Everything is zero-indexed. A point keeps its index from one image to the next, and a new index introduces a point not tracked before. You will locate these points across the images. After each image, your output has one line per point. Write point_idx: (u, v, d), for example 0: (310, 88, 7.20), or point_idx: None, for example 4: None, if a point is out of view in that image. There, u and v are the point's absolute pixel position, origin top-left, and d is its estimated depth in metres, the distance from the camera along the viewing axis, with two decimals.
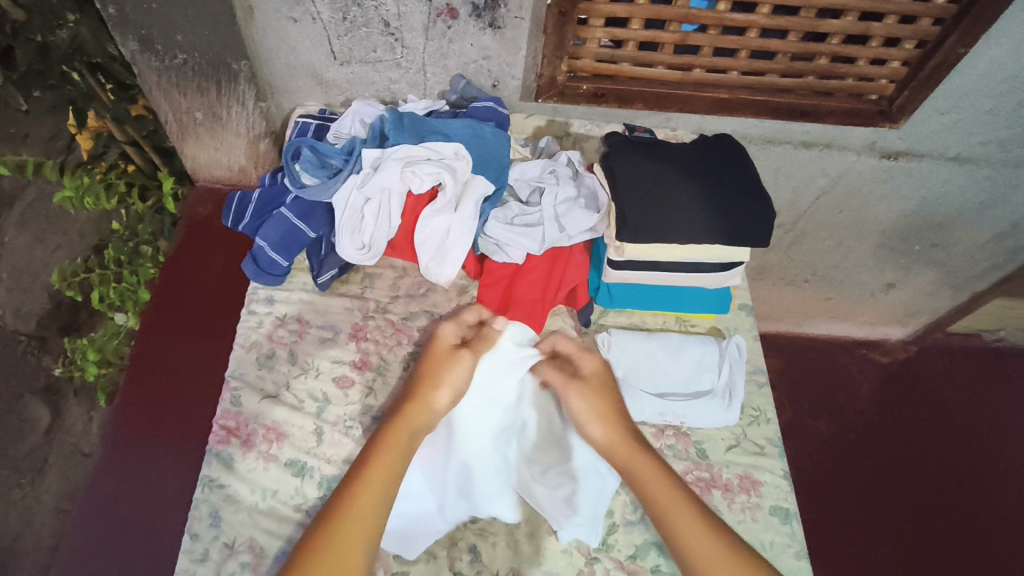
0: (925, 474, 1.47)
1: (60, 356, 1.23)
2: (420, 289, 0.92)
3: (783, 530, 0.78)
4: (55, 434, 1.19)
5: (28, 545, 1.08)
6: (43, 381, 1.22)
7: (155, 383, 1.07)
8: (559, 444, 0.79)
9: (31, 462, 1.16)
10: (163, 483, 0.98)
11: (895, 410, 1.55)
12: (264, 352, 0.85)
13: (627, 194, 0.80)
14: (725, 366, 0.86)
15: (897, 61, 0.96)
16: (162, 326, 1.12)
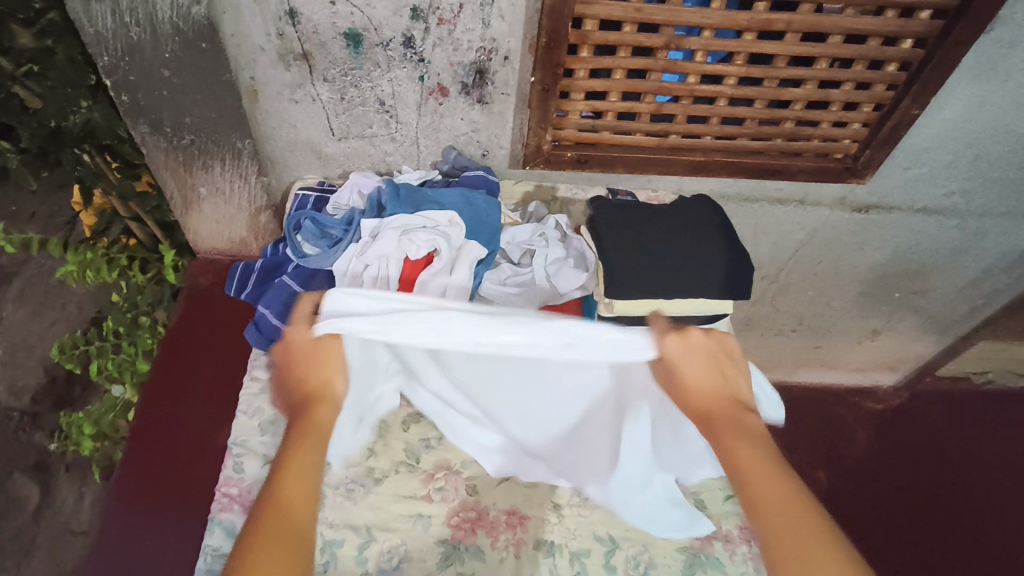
0: (930, 523, 1.46)
1: (54, 431, 1.22)
2: None
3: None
4: (44, 512, 1.18)
5: None
6: (34, 458, 1.21)
7: (154, 437, 1.09)
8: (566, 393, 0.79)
9: (19, 543, 1.14)
10: (162, 555, 0.97)
11: (890, 458, 1.56)
12: (267, 419, 0.87)
13: (614, 254, 0.84)
14: None
15: (858, 123, 1.03)
16: (163, 382, 1.15)
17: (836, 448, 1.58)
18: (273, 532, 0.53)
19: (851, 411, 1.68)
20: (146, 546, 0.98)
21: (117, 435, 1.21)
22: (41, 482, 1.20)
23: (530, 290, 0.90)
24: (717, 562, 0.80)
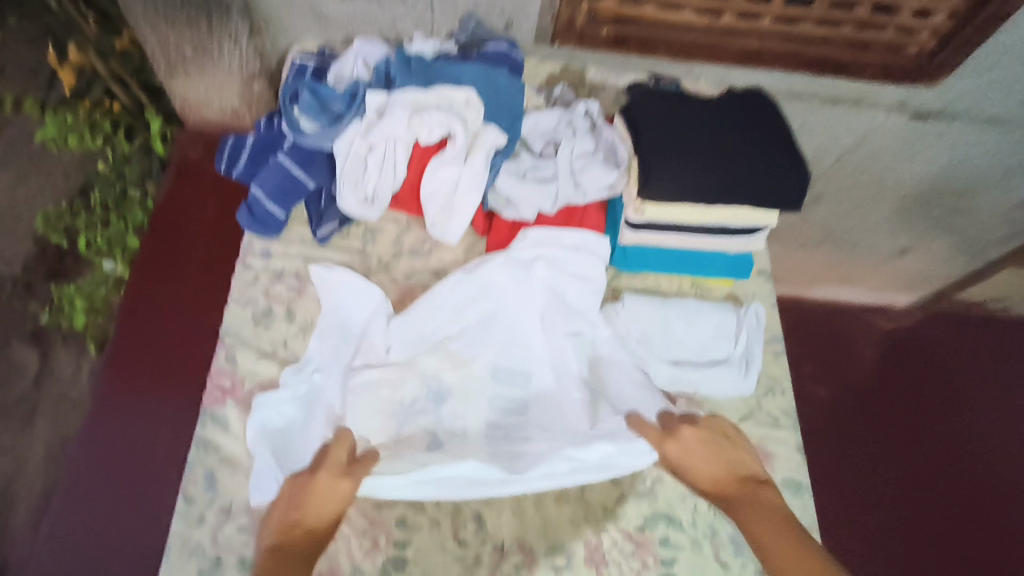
0: (923, 450, 1.45)
1: (48, 302, 1.15)
2: (425, 246, 0.86)
3: (796, 504, 0.77)
4: (43, 383, 1.11)
5: (21, 494, 1.03)
6: (32, 327, 1.14)
7: (151, 309, 1.00)
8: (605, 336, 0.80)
9: (21, 409, 1.09)
10: (160, 426, 0.90)
11: (893, 383, 1.52)
12: (261, 309, 0.81)
13: (654, 146, 0.72)
14: (743, 334, 0.82)
15: (941, 15, 0.91)
16: (160, 250, 1.05)
17: (843, 367, 1.54)
18: None
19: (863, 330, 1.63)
20: (141, 418, 0.91)
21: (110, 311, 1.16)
22: (40, 351, 1.13)
23: (551, 185, 0.79)
24: None
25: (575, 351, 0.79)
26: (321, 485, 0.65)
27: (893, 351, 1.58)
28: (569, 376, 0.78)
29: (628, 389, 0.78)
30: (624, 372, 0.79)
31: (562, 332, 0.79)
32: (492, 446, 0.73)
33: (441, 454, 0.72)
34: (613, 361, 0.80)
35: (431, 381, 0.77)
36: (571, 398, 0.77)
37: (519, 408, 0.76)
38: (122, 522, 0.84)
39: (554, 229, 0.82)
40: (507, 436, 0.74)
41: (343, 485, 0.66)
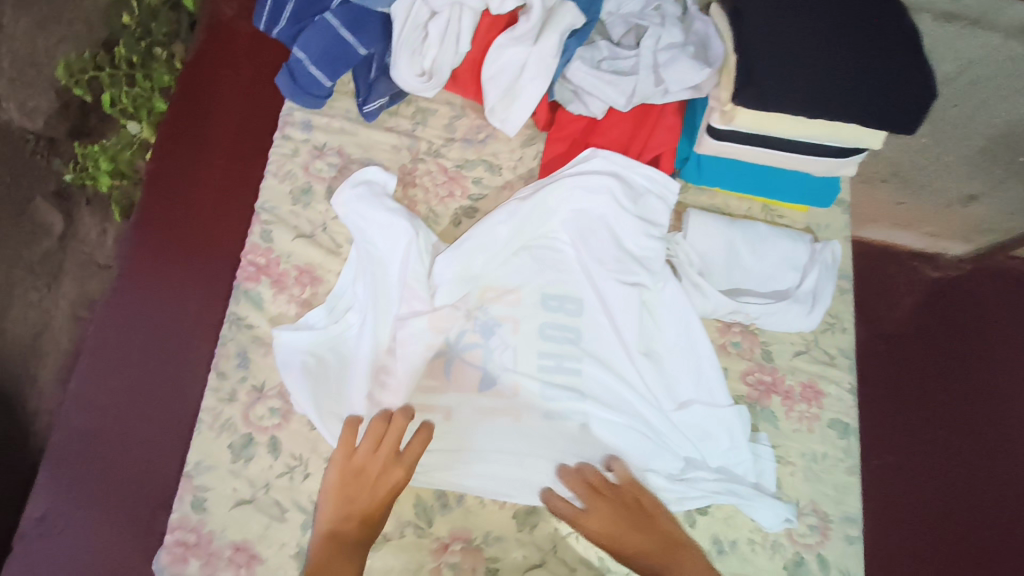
0: (997, 451, 1.15)
1: (72, 160, 1.10)
2: (479, 134, 0.79)
3: (838, 445, 0.74)
4: (68, 242, 1.08)
5: (49, 345, 1.03)
6: (54, 185, 1.10)
7: (172, 196, 0.93)
8: (671, 308, 0.73)
9: (46, 266, 1.07)
10: (184, 329, 0.87)
11: (955, 373, 1.19)
12: (299, 186, 0.75)
13: (758, 47, 0.63)
14: (813, 271, 0.75)
15: None
16: (184, 130, 0.96)
17: (912, 374, 1.18)
18: None
19: (941, 301, 1.23)
20: (162, 314, 0.87)
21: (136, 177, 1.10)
22: (64, 211, 1.09)
23: (628, 78, 0.70)
24: (770, 416, 0.74)
25: (637, 304, 0.72)
26: (370, 474, 0.62)
27: (955, 321, 1.22)
28: (630, 326, 0.72)
29: (679, 366, 0.72)
30: (686, 338, 0.72)
31: (616, 279, 0.72)
32: (538, 417, 0.69)
33: (493, 398, 0.69)
34: (668, 324, 0.73)
35: (477, 315, 0.71)
36: (626, 362, 0.71)
37: (575, 344, 0.71)
38: (139, 428, 0.82)
39: (623, 157, 0.74)
40: (556, 392, 0.69)
41: (394, 474, 0.62)
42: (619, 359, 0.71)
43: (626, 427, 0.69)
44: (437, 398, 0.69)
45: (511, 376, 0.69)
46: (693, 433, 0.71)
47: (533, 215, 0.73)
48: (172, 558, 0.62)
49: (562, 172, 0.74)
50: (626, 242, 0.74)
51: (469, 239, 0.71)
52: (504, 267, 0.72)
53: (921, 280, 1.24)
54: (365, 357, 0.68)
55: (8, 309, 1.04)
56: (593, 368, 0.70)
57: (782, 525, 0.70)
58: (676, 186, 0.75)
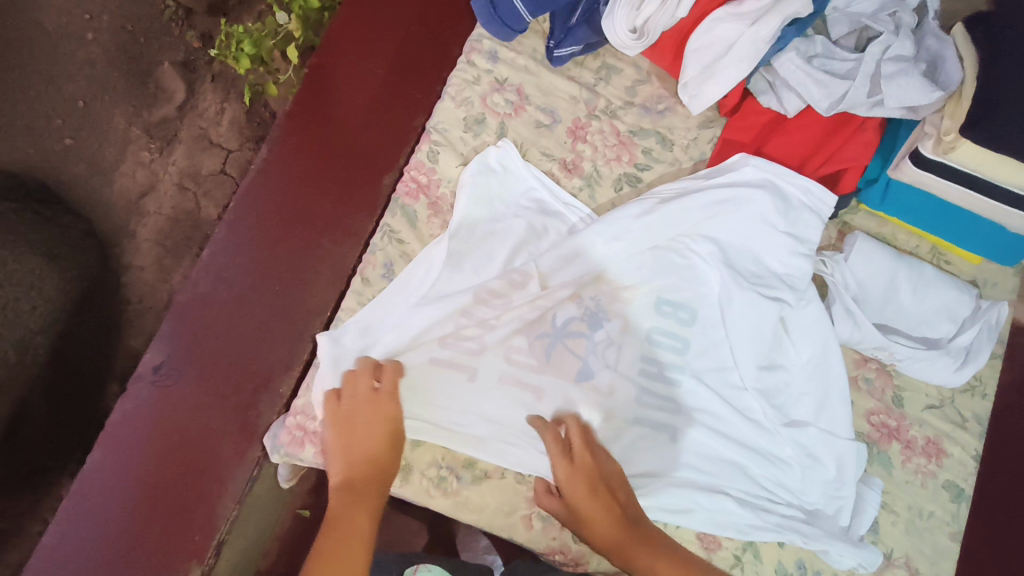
0: None
1: (204, 34, 1.07)
2: (659, 105, 0.77)
3: (949, 508, 0.70)
4: (187, 113, 1.05)
5: (150, 208, 1.03)
6: (183, 55, 1.06)
7: (333, 96, 0.90)
8: (804, 333, 0.70)
9: (162, 131, 1.04)
10: (318, 228, 0.84)
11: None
12: (474, 115, 0.74)
13: (1009, 73, 0.60)
14: (973, 326, 0.72)
15: None
16: (350, 33, 0.93)
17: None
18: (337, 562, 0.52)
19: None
20: (299, 205, 0.85)
21: (273, 66, 1.00)
22: (188, 81, 1.05)
23: (842, 82, 0.67)
24: (885, 460, 0.71)
25: (774, 318, 0.69)
26: (361, 414, 0.62)
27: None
28: (753, 342, 0.69)
29: (803, 387, 0.69)
30: (818, 360, 0.70)
31: (755, 291, 0.68)
32: (627, 421, 0.67)
33: (586, 390, 0.67)
34: (802, 343, 0.70)
35: (586, 301, 0.68)
36: (731, 382, 0.69)
37: (681, 355, 0.68)
38: (259, 313, 0.80)
39: (780, 166, 0.71)
40: (654, 403, 0.67)
41: (387, 408, 0.62)
42: (738, 373, 0.69)
43: (729, 442, 0.67)
44: (532, 379, 0.66)
45: (609, 376, 0.67)
46: (801, 453, 0.68)
47: (675, 213, 0.69)
48: (291, 440, 0.66)
49: (710, 177, 0.71)
50: (766, 256, 0.70)
51: (591, 232, 0.68)
52: (633, 257, 0.69)
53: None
54: (506, 306, 0.67)
55: (119, 163, 1.03)
56: (695, 384, 0.68)
57: (853, 567, 0.67)
58: (834, 200, 0.71)
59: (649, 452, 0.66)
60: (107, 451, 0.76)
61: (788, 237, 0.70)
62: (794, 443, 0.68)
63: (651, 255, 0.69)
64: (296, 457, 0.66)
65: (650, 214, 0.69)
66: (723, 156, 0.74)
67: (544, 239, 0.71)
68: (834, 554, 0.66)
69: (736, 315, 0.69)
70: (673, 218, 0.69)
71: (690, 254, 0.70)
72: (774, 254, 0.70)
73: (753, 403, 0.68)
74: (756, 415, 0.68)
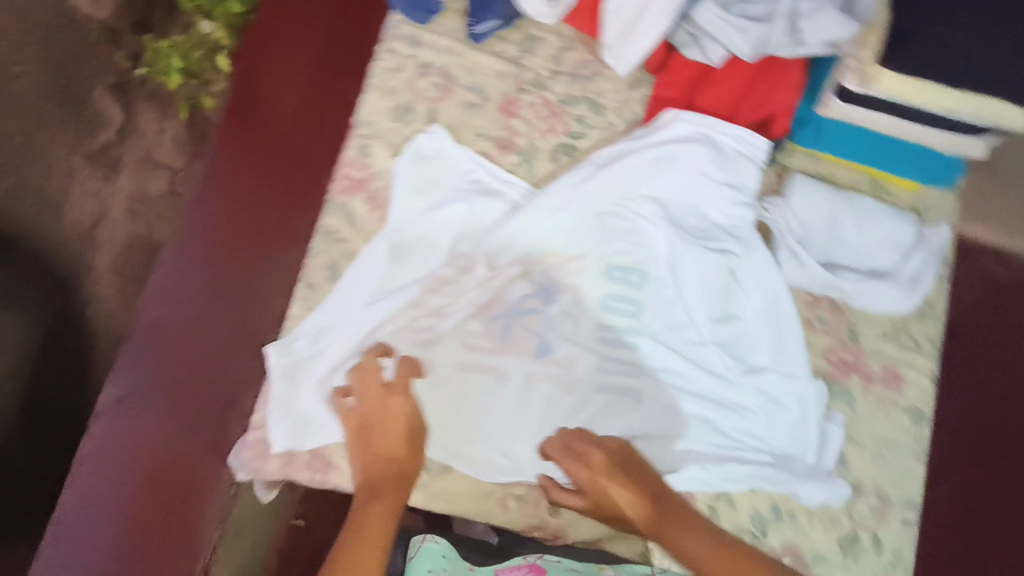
0: None
1: (134, 53, 1.03)
2: (586, 71, 0.76)
3: (912, 432, 0.72)
4: (127, 137, 1.01)
5: (107, 238, 0.98)
6: (114, 77, 1.02)
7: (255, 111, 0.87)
8: (755, 280, 0.70)
9: (105, 159, 1.01)
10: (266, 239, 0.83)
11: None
12: (401, 103, 0.73)
13: None
14: (917, 253, 0.74)
15: None
16: (274, 36, 0.91)
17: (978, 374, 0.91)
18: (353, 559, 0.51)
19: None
20: (240, 217, 0.83)
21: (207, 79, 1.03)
22: (123, 103, 1.02)
23: (762, 27, 0.67)
24: (846, 394, 0.72)
25: (721, 270, 0.70)
26: (376, 406, 0.61)
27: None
28: (705, 295, 0.69)
29: (759, 334, 0.69)
30: (771, 305, 0.70)
31: (700, 246, 0.69)
32: (591, 389, 0.67)
33: (548, 365, 0.67)
34: (753, 290, 0.70)
35: (537, 277, 0.69)
36: (689, 338, 0.69)
37: (636, 318, 0.68)
38: (213, 336, 0.79)
39: (711, 117, 0.71)
40: (615, 368, 0.68)
41: (397, 400, 0.62)
42: (694, 329, 0.69)
43: (692, 398, 0.67)
44: (489, 362, 0.67)
45: (567, 347, 0.68)
46: (763, 399, 0.68)
47: (610, 179, 0.69)
48: (254, 455, 0.65)
49: (645, 138, 0.71)
50: (708, 209, 0.71)
51: (531, 209, 0.69)
52: (576, 227, 0.69)
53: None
54: (457, 291, 0.67)
55: (66, 199, 0.98)
56: (653, 345, 0.68)
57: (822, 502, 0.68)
58: (766, 144, 0.71)
59: (614, 419, 0.67)
60: (79, 488, 0.74)
61: (726, 188, 0.71)
62: (758, 391, 0.68)
63: (593, 222, 0.69)
64: (261, 472, 0.65)
65: (585, 182, 0.69)
66: (656, 113, 0.73)
67: (486, 221, 0.70)
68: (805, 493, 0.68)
69: (685, 271, 0.69)
70: (609, 183, 0.69)
71: (632, 218, 0.70)
72: (715, 206, 0.71)
73: (714, 357, 0.68)
74: (717, 369, 0.68)
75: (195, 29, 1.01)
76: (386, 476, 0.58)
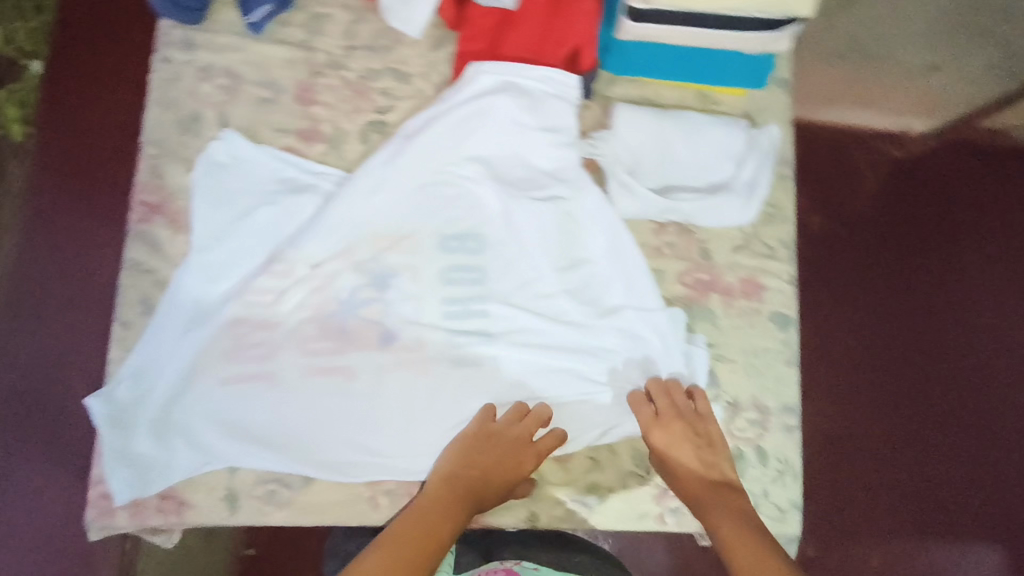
0: (922, 323, 0.94)
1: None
2: (383, 40, 0.71)
3: (777, 338, 0.67)
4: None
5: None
6: None
7: (76, 106, 0.88)
8: (589, 211, 0.64)
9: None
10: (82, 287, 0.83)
11: (853, 203, 0.96)
12: (186, 113, 0.67)
13: None
14: (751, 159, 0.69)
15: None
16: (60, 95, 0.88)
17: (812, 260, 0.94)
18: (409, 554, 0.48)
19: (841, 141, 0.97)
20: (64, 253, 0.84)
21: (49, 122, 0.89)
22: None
23: None
24: (707, 315, 0.67)
25: (554, 219, 0.64)
26: (510, 435, 0.58)
27: (852, 119, 0.97)
28: (546, 244, 0.64)
29: (608, 273, 0.63)
30: (609, 239, 0.64)
31: (529, 197, 0.64)
32: (442, 365, 0.61)
33: (392, 356, 0.61)
34: (596, 227, 0.64)
35: (368, 266, 0.62)
36: (540, 295, 0.63)
37: (482, 285, 0.62)
38: (75, 321, 0.82)
39: (512, 62, 0.66)
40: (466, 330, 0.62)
41: (530, 455, 0.58)
42: (544, 282, 0.63)
43: (551, 350, 0.61)
44: (335, 361, 0.60)
45: (414, 330, 0.61)
46: (621, 338, 0.62)
47: (409, 146, 0.64)
48: (100, 511, 0.58)
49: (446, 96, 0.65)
50: (534, 157, 0.65)
51: (343, 197, 0.62)
52: (394, 205, 0.63)
53: (826, 70, 0.96)
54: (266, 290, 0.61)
55: None
56: (505, 312, 0.62)
57: None
58: (575, 80, 0.66)
59: (468, 404, 0.60)
60: None
61: (529, 125, 0.65)
62: (614, 338, 0.62)
63: (414, 198, 0.64)
64: (113, 527, 0.59)
65: (383, 154, 0.63)
66: (462, 68, 0.68)
67: (303, 219, 0.64)
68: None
69: (523, 223, 0.64)
70: (406, 147, 0.64)
71: (455, 180, 0.64)
72: (545, 152, 0.65)
73: (573, 313, 0.62)
74: (579, 323, 0.62)
75: (24, 72, 0.88)
76: (459, 484, 0.55)
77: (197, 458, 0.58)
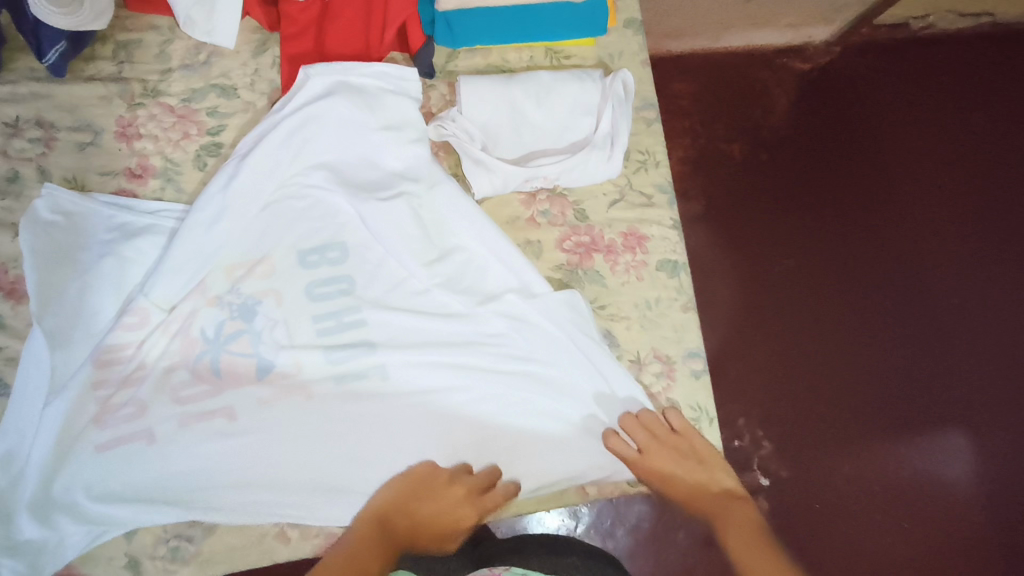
0: (862, 264, 0.93)
1: None
2: None
3: (670, 285, 0.60)
4: None
5: None
6: None
7: None
8: (519, 293, 0.56)
9: None
10: None
11: (814, 257, 0.92)
12: None
13: None
14: None
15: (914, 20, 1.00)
16: None
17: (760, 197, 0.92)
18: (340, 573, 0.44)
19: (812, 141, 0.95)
20: None
21: None
22: None
23: None
24: None
25: (460, 276, 0.57)
26: (449, 492, 0.53)
27: (818, 110, 0.96)
28: (453, 313, 0.56)
29: (539, 355, 0.56)
30: (537, 328, 0.56)
31: (430, 256, 0.57)
32: (343, 445, 0.55)
33: (279, 426, 0.54)
34: (532, 312, 0.56)
35: (228, 298, 0.55)
36: (443, 365, 0.56)
37: (367, 344, 0.56)
38: None
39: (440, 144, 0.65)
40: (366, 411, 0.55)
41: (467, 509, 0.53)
42: (443, 349, 0.56)
43: (437, 364, 0.56)
44: (210, 404, 0.54)
45: (307, 405, 0.55)
46: (509, 321, 0.56)
47: (268, 163, 0.55)
48: None
49: None
50: (440, 211, 0.57)
51: (185, 232, 0.54)
52: (256, 236, 0.56)
53: (791, 77, 0.96)
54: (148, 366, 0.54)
55: None
56: (400, 380, 0.56)
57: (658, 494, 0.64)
58: (413, 70, 0.58)
59: (358, 424, 0.55)
60: None
61: (439, 178, 0.57)
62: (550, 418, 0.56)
63: (284, 242, 0.56)
64: None
65: (253, 197, 0.55)
66: None
67: (149, 263, 0.55)
68: (573, 468, 0.56)
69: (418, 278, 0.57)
70: (278, 184, 0.56)
71: (327, 231, 0.57)
72: (454, 211, 0.57)
73: (481, 387, 0.56)
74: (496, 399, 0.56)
75: None
76: (390, 528, 0.50)
77: (91, 534, 0.52)
